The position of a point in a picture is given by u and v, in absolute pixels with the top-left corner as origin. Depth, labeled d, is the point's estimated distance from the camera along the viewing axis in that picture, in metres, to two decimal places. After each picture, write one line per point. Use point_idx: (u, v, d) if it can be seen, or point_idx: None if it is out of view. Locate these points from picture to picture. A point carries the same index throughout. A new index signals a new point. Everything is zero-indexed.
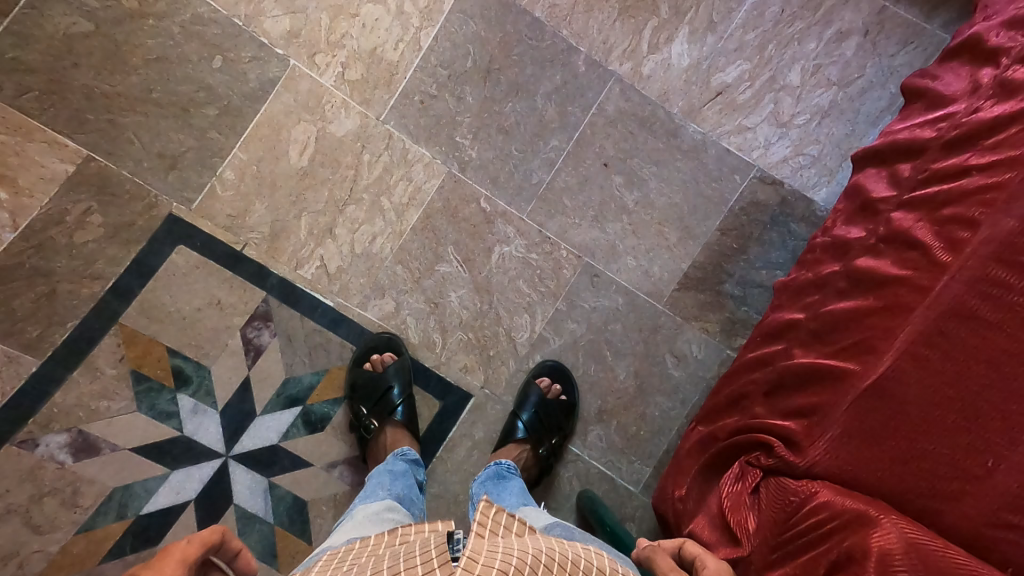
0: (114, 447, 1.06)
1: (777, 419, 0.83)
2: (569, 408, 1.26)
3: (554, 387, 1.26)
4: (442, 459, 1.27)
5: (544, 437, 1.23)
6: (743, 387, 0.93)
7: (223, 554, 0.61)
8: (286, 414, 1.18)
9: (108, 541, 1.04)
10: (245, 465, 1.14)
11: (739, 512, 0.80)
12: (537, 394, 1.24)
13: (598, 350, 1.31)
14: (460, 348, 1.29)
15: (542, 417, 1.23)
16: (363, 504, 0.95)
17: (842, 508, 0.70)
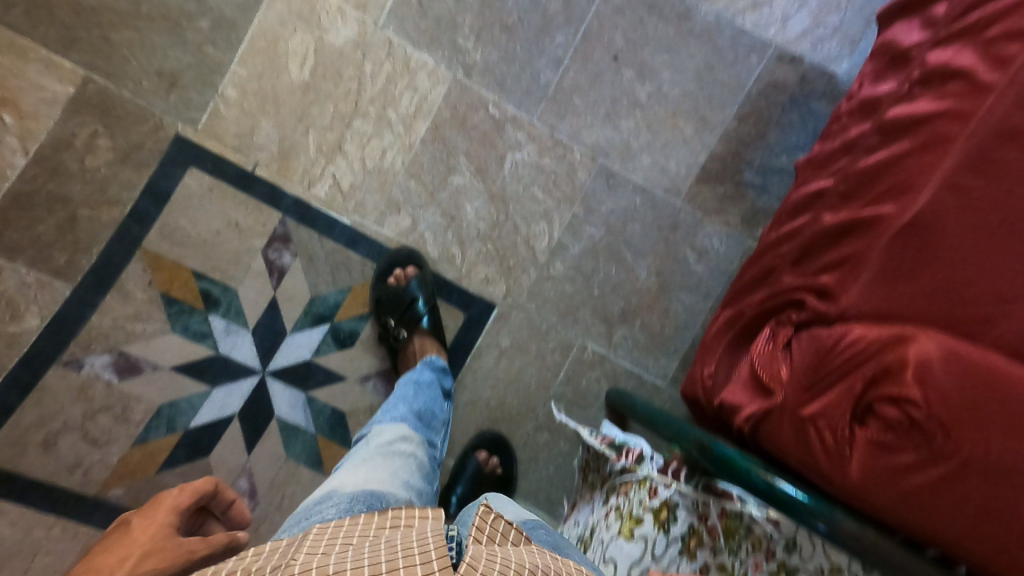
0: (155, 366, 1.09)
1: (808, 278, 0.82)
2: (506, 481, 1.23)
3: (492, 460, 1.23)
4: (471, 368, 1.28)
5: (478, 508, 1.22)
6: (771, 260, 0.92)
7: (218, 503, 0.74)
8: (315, 331, 1.21)
9: (165, 452, 1.08)
10: (282, 381, 1.18)
11: (770, 367, 0.80)
12: (474, 465, 1.22)
13: (618, 253, 1.30)
14: (479, 259, 1.29)
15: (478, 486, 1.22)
16: (380, 427, 0.97)
17: (878, 334, 0.71)
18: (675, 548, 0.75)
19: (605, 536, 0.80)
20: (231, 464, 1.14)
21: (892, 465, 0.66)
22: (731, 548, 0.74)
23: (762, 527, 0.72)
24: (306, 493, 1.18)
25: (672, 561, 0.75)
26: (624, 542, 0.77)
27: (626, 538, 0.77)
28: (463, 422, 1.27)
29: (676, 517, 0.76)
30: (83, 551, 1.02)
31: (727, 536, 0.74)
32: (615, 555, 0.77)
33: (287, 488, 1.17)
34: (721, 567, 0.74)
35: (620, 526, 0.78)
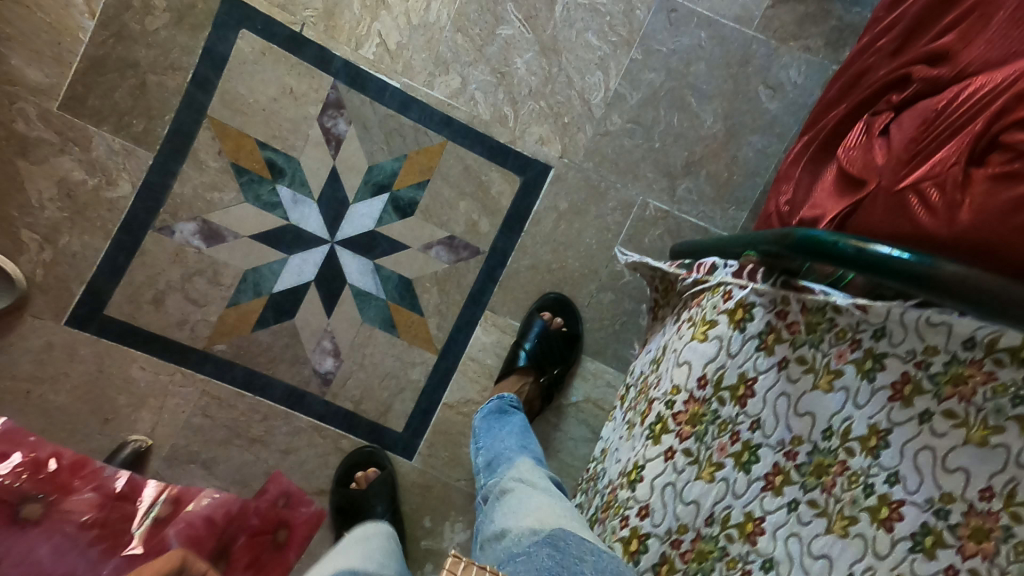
0: (236, 234, 1.15)
1: (912, 58, 0.72)
2: (570, 338, 1.23)
3: (556, 319, 1.23)
4: (531, 234, 1.25)
5: (545, 366, 1.21)
6: (867, 60, 0.80)
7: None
8: (376, 201, 1.21)
9: (255, 314, 1.16)
10: (350, 250, 1.21)
11: (863, 158, 0.70)
12: (540, 325, 1.21)
13: (682, 98, 1.20)
14: (533, 118, 1.22)
15: (544, 348, 1.20)
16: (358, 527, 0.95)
17: (1004, 77, 0.60)
18: (752, 345, 0.69)
19: (677, 344, 0.76)
20: (315, 326, 1.19)
21: (1012, 199, 0.55)
22: (812, 341, 0.66)
23: (848, 317, 0.63)
24: (384, 352, 1.22)
25: (749, 358, 0.69)
26: (697, 344, 0.72)
27: (700, 340, 0.72)
28: (527, 289, 1.25)
29: (754, 315, 0.68)
30: (203, 395, 1.14)
31: (808, 330, 0.66)
32: (689, 357, 0.73)
33: (367, 349, 1.22)
34: (801, 360, 0.67)
35: (693, 330, 0.74)
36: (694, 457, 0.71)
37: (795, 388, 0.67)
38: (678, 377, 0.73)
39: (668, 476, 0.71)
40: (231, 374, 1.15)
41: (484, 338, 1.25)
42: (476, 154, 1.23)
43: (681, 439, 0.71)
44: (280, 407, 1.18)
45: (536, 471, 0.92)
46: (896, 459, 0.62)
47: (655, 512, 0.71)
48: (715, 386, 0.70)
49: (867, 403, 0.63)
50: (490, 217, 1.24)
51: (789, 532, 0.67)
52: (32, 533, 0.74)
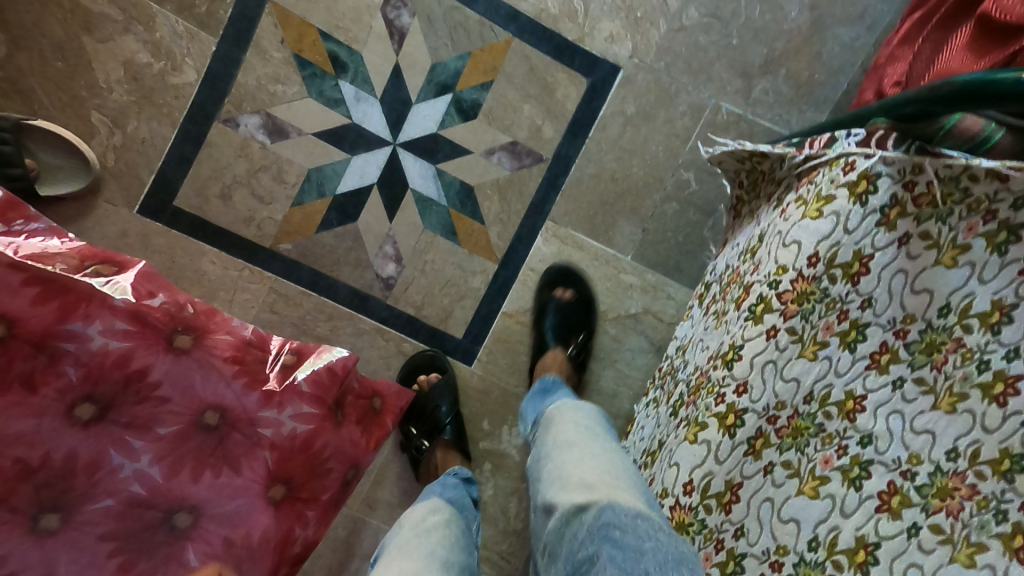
0: (299, 131, 1.12)
1: None
2: (586, 304, 1.23)
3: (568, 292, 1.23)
4: (597, 138, 1.25)
5: (571, 337, 1.21)
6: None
7: None
8: (439, 102, 1.20)
9: (320, 214, 1.15)
10: (412, 153, 1.20)
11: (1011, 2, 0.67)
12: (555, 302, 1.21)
13: None
14: (604, 13, 1.22)
15: (565, 321, 1.20)
16: (410, 509, 0.96)
17: None
18: (873, 220, 0.69)
19: (784, 226, 0.77)
20: (377, 231, 1.20)
21: None
22: (939, 215, 0.65)
23: (984, 186, 0.63)
24: (446, 258, 1.23)
25: (867, 234, 0.69)
26: (810, 222, 0.73)
27: (812, 218, 0.73)
28: (590, 194, 1.26)
29: (878, 188, 0.68)
30: (271, 293, 1.14)
31: (935, 204, 0.66)
32: (798, 236, 0.74)
33: (428, 255, 1.23)
34: (925, 235, 0.66)
35: (805, 208, 0.75)
36: (797, 336, 0.72)
37: (914, 265, 0.67)
38: (784, 257, 0.74)
39: (769, 353, 0.73)
40: (297, 273, 1.16)
41: (544, 248, 1.26)
42: (542, 53, 1.23)
43: (785, 318, 0.73)
44: (344, 309, 1.19)
45: (583, 421, 0.92)
46: (1020, 334, 0.61)
47: (752, 391, 0.74)
48: (827, 264, 0.71)
49: (993, 278, 0.63)
50: (554, 122, 1.25)
51: (892, 410, 0.67)
52: (184, 362, 0.66)
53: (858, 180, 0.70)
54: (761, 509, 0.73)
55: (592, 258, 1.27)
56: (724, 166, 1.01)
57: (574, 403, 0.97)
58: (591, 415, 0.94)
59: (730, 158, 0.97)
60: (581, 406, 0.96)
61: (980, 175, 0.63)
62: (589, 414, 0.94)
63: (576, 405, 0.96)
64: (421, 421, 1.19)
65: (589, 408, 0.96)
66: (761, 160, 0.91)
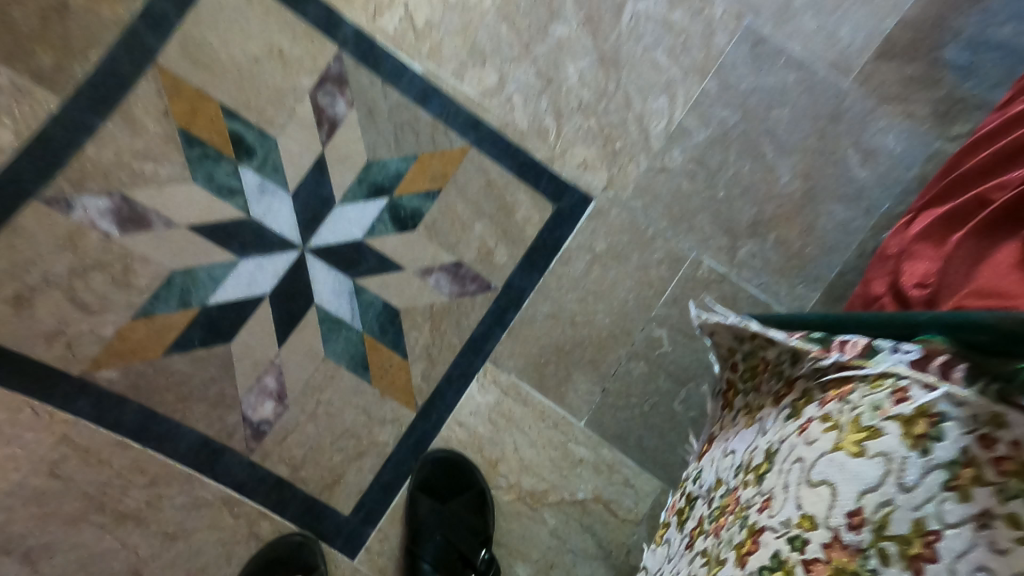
0: (168, 222, 0.86)
1: None
2: (478, 504, 0.93)
3: (444, 489, 0.93)
4: (557, 274, 1.07)
5: (461, 560, 0.91)
6: None
7: None
8: (370, 206, 1.00)
9: (176, 331, 0.86)
10: (324, 262, 0.97)
11: None
12: (428, 505, 0.91)
13: (756, 145, 1.08)
14: (579, 138, 1.10)
15: (453, 541, 0.90)
16: None
17: None
18: (937, 480, 0.51)
19: (808, 453, 0.58)
20: (258, 356, 0.90)
21: None
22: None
23: None
24: (345, 401, 0.93)
25: (931, 499, 0.51)
26: (850, 463, 0.55)
27: (853, 456, 0.55)
28: (541, 337, 1.04)
29: (943, 434, 0.51)
30: (61, 444, 0.80)
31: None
32: (832, 477, 0.56)
33: (323, 394, 0.93)
34: (1011, 522, 0.49)
35: (840, 436, 0.56)
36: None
37: (999, 566, 0.49)
38: (813, 504, 0.56)
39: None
40: (118, 414, 0.83)
41: (478, 398, 0.99)
42: (503, 168, 1.08)
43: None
44: (180, 467, 0.84)
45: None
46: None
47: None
48: (876, 533, 0.53)
49: None
50: (510, 246, 1.07)
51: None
52: None
53: (913, 416, 0.53)
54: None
55: (537, 418, 1.00)
56: (717, 340, 0.74)
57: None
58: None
59: (725, 334, 0.72)
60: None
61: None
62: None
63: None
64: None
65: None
66: (766, 351, 0.67)
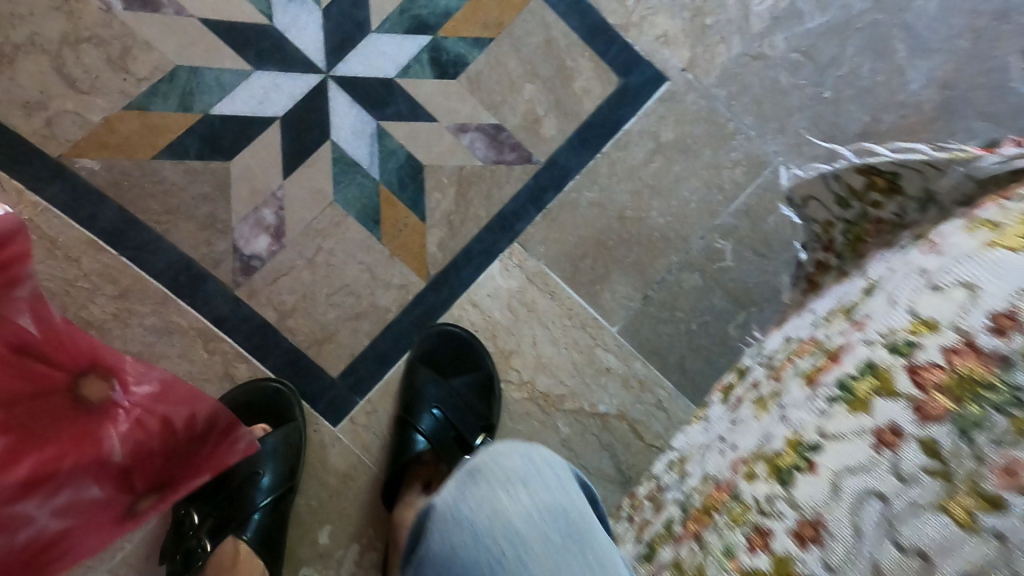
0: (179, 11, 0.81)
1: None
2: (483, 387, 0.80)
3: (450, 364, 0.80)
4: (611, 158, 0.90)
5: (456, 447, 0.77)
6: None
7: None
8: (409, 42, 0.87)
9: (170, 133, 0.79)
10: (349, 95, 0.85)
11: None
12: (431, 380, 0.78)
13: (886, 41, 0.91)
14: (664, 6, 0.93)
15: (451, 422, 0.78)
16: None
17: None
18: None
19: (935, 257, 0.36)
20: (259, 185, 0.80)
21: None
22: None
23: None
24: (349, 254, 0.81)
25: None
26: (1004, 254, 0.33)
27: (1009, 248, 0.33)
28: (582, 226, 0.88)
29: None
30: (28, 229, 0.74)
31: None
32: (973, 273, 0.33)
33: (325, 241, 0.80)
34: None
35: (991, 232, 0.35)
36: (945, 470, 0.30)
37: None
38: (931, 304, 0.34)
39: (871, 479, 0.32)
40: (96, 212, 0.76)
41: (499, 280, 0.84)
42: (569, 28, 0.91)
43: (923, 417, 0.31)
44: (156, 285, 0.75)
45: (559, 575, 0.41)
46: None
47: (834, 545, 0.32)
48: None
49: None
50: (561, 118, 0.90)
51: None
52: None
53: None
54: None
55: (563, 314, 0.84)
56: (808, 212, 0.54)
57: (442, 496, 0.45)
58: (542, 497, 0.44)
59: (824, 194, 0.51)
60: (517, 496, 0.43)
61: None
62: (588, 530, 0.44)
63: (527, 490, 0.44)
64: (221, 499, 0.71)
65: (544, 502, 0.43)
66: (883, 209, 0.47)
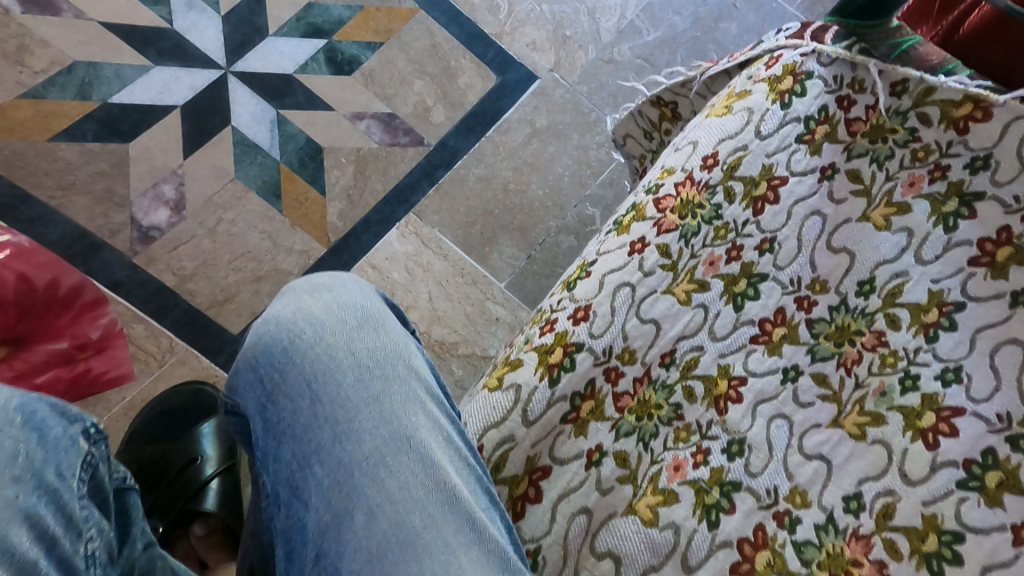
0: (79, 14, 0.88)
1: None
2: None
3: None
4: (494, 141, 1.03)
5: None
6: None
7: None
8: (305, 45, 0.98)
9: (66, 119, 0.83)
10: (249, 88, 0.93)
11: None
12: None
13: (704, 52, 1.13)
14: (531, 20, 1.10)
15: None
16: None
17: None
18: (792, 132, 0.45)
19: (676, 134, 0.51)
20: (158, 164, 0.85)
21: None
22: (876, 155, 0.44)
23: (935, 133, 0.43)
24: (250, 224, 0.87)
25: (783, 147, 0.45)
26: (712, 120, 0.47)
27: (716, 115, 0.48)
28: (470, 198, 0.99)
29: (806, 91, 0.46)
30: None
31: (874, 137, 0.44)
32: (694, 134, 0.48)
33: (226, 213, 0.86)
34: (854, 175, 0.44)
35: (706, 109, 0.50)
36: (671, 263, 0.43)
37: (838, 211, 0.43)
38: (672, 159, 0.48)
39: (625, 274, 0.43)
40: None
41: (396, 245, 0.93)
42: (451, 36, 1.07)
43: (660, 231, 0.44)
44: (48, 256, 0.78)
45: (352, 350, 0.38)
46: (963, 348, 0.38)
47: (596, 318, 0.42)
48: (726, 172, 0.45)
49: (935, 259, 0.40)
50: (448, 108, 1.03)
51: (776, 413, 0.39)
52: None
53: (782, 76, 0.47)
54: (571, 528, 0.38)
55: (455, 273, 0.95)
56: (627, 149, 0.69)
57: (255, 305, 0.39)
58: (346, 295, 0.40)
59: (636, 130, 0.66)
60: (323, 291, 0.40)
61: (933, 119, 0.43)
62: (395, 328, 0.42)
63: (334, 292, 0.40)
64: (174, 479, 0.68)
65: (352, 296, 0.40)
66: (675, 133, 0.61)
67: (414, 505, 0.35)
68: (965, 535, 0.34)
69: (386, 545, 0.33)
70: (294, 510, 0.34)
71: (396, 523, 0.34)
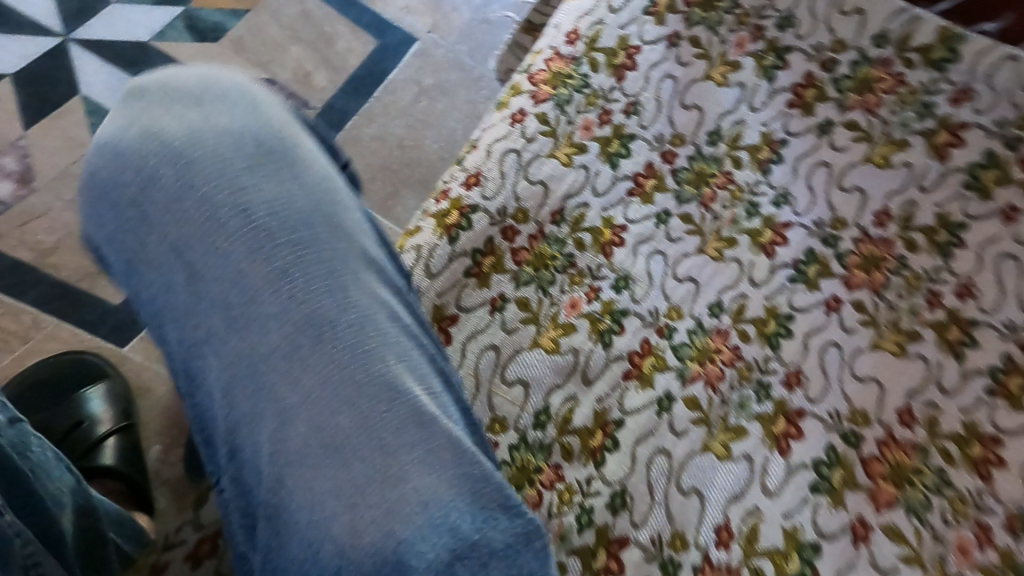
0: None
1: None
2: None
3: None
4: (382, 102, 1.01)
5: None
6: None
7: None
8: (159, 13, 0.93)
9: None
10: (95, 56, 0.85)
11: None
12: None
13: None
14: None
15: None
16: None
17: None
18: (640, 6, 0.52)
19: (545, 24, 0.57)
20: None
21: None
22: (710, 23, 0.52)
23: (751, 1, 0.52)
24: None
25: (634, 20, 0.52)
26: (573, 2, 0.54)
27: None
28: (364, 158, 0.97)
29: None
30: None
31: (705, 7, 0.52)
32: (559, 16, 0.54)
33: None
34: (695, 42, 0.51)
35: None
36: (550, 128, 0.48)
37: (686, 73, 0.50)
38: (542, 40, 0.53)
39: (511, 141, 0.48)
40: None
41: None
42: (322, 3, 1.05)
43: (537, 102, 0.49)
44: None
45: (239, 200, 0.27)
46: (789, 176, 0.47)
47: (488, 182, 0.47)
48: (587, 45, 0.51)
49: (763, 105, 0.49)
50: (330, 72, 1.00)
51: (654, 250, 0.45)
52: None
53: None
54: (480, 361, 0.42)
55: None
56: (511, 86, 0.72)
57: (96, 138, 0.30)
58: (230, 120, 0.30)
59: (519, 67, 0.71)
60: (190, 115, 0.29)
61: None
62: (312, 170, 0.31)
63: (204, 119, 0.29)
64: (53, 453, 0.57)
65: (239, 126, 0.30)
66: None
67: (341, 395, 0.26)
68: (795, 315, 0.43)
69: (308, 450, 0.25)
70: (205, 395, 0.28)
71: (314, 421, 0.25)
